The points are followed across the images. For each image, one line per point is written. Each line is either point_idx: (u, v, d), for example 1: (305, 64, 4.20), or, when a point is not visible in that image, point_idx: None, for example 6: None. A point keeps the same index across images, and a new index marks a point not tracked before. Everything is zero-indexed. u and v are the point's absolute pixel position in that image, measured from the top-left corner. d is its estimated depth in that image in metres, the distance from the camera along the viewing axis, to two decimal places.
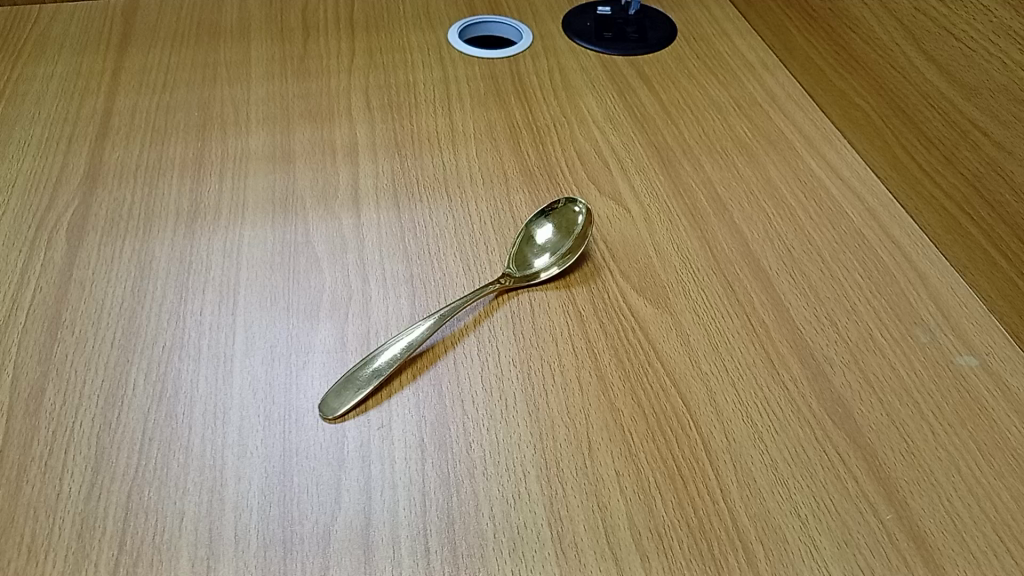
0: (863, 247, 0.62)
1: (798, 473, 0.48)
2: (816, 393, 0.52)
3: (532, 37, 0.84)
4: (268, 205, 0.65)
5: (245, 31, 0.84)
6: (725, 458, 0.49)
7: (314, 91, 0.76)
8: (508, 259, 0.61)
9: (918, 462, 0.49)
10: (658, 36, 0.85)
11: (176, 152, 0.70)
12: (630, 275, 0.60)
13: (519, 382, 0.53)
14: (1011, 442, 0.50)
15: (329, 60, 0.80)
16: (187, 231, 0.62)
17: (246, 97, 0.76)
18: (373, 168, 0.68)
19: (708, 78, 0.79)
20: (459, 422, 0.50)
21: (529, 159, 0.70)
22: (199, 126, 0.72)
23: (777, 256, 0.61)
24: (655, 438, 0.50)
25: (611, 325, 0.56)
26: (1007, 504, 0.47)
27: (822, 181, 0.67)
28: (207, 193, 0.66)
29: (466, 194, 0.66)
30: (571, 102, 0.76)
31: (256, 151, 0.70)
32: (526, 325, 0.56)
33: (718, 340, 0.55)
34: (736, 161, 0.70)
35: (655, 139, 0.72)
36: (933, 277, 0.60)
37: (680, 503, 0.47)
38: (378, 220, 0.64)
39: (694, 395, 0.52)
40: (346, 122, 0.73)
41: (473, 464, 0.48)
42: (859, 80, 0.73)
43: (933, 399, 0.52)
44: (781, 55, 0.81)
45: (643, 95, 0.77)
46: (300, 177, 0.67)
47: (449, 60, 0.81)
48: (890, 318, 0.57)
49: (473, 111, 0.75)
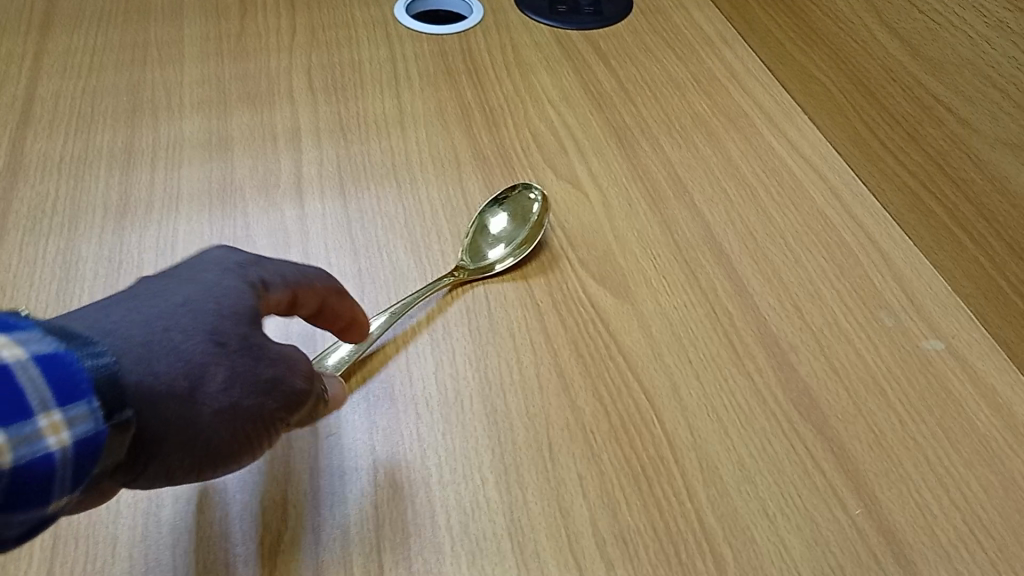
0: (826, 229, 0.60)
1: (765, 468, 0.47)
2: (782, 384, 0.51)
3: (483, 11, 0.81)
4: (205, 196, 0.61)
5: (178, 8, 0.79)
6: (690, 456, 0.47)
7: (252, 71, 0.72)
8: (461, 250, 0.58)
9: (887, 454, 0.47)
10: (613, 9, 0.81)
11: (103, 141, 0.65)
12: (590, 263, 0.58)
13: (475, 380, 0.50)
14: (979, 428, 0.49)
15: (268, 37, 0.76)
16: (116, 228, 0.58)
17: (180, 79, 0.71)
18: (317, 154, 0.65)
19: (666, 53, 0.76)
20: (412, 426, 0.48)
21: (482, 142, 0.67)
22: (128, 112, 0.68)
23: (740, 240, 0.59)
24: (618, 438, 0.48)
25: (570, 317, 0.54)
26: (976, 495, 0.46)
27: (783, 160, 0.65)
28: (138, 186, 0.62)
29: (417, 181, 0.63)
30: (524, 80, 0.73)
31: (191, 138, 0.66)
32: (481, 320, 0.54)
33: (681, 330, 0.53)
34: (696, 140, 0.67)
35: (612, 118, 0.69)
36: (897, 259, 0.58)
37: (645, 507, 0.45)
38: (323, 211, 0.60)
39: (658, 390, 0.50)
40: (288, 105, 0.69)
41: (428, 472, 0.46)
42: (817, 52, 0.69)
43: (901, 386, 0.51)
44: (740, 28, 0.78)
45: (599, 71, 0.74)
46: (239, 165, 0.64)
47: (396, 37, 0.77)
48: (854, 302, 0.55)
49: (423, 91, 0.71)
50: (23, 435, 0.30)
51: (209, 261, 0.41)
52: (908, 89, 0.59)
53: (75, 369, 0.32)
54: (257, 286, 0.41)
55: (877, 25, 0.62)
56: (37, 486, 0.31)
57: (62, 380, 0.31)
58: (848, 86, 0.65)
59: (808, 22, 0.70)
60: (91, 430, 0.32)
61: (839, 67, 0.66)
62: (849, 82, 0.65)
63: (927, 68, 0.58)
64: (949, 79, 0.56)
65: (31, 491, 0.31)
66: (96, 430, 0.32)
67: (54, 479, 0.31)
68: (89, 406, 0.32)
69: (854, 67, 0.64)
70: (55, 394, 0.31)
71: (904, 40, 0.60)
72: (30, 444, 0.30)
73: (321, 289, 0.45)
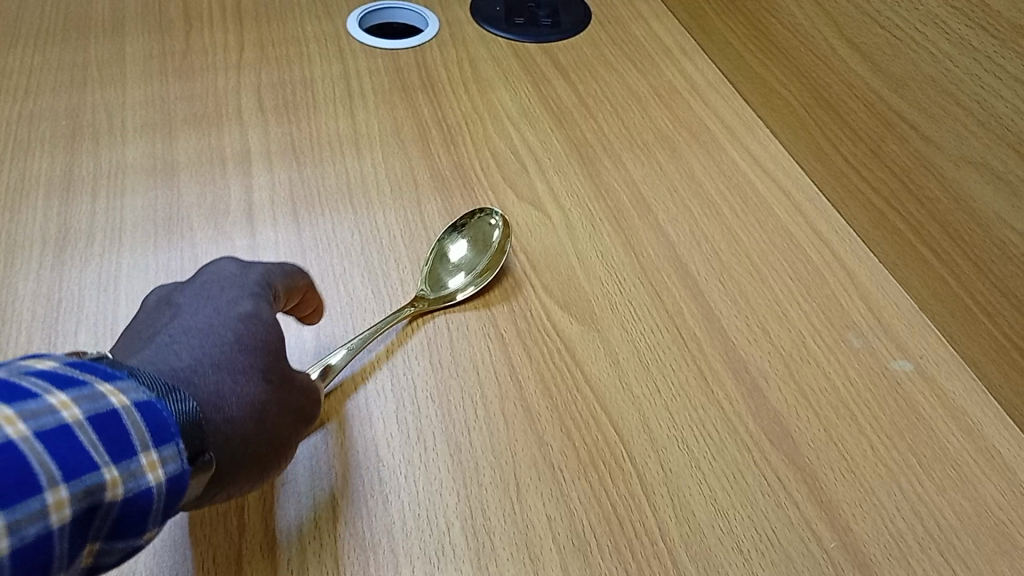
0: (791, 246, 0.59)
1: (738, 502, 0.45)
2: (752, 411, 0.50)
3: (439, 24, 0.79)
4: (149, 226, 0.58)
5: (119, 24, 0.76)
6: (661, 493, 0.46)
7: (198, 91, 0.69)
8: (418, 279, 0.56)
9: (860, 482, 0.47)
10: (571, 20, 0.80)
11: (40, 169, 0.62)
12: (554, 289, 0.56)
13: (438, 418, 0.48)
14: (950, 452, 0.48)
15: (215, 55, 0.73)
16: (54, 263, 0.55)
17: (122, 100, 0.68)
18: (269, 178, 0.62)
19: (626, 66, 0.75)
20: (374, 470, 0.46)
21: (440, 162, 0.65)
22: (67, 137, 0.64)
23: (705, 260, 0.58)
24: (587, 474, 0.46)
25: (535, 346, 0.52)
26: (950, 522, 0.45)
27: (746, 175, 0.65)
28: (78, 217, 0.59)
29: (373, 204, 0.61)
30: (482, 96, 0.71)
31: (134, 164, 0.63)
32: (444, 353, 0.52)
33: (648, 357, 0.52)
34: (658, 157, 0.66)
35: (573, 135, 0.68)
36: (863, 276, 0.57)
37: (616, 548, 0.43)
38: (275, 239, 0.58)
39: (626, 422, 0.49)
40: (236, 127, 0.66)
41: (391, 520, 0.44)
42: (778, 66, 0.68)
43: (871, 410, 0.50)
44: (699, 39, 0.77)
45: (559, 85, 0.73)
46: (185, 192, 0.61)
47: (349, 52, 0.75)
48: (822, 323, 0.55)
49: (378, 109, 0.69)
50: (129, 471, 0.32)
51: (227, 279, 0.44)
52: (868, 103, 0.58)
53: (166, 415, 0.34)
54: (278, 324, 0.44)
55: (838, 39, 0.62)
56: (134, 521, 0.32)
57: (157, 423, 0.34)
58: (809, 99, 0.64)
59: (767, 35, 0.69)
60: (179, 469, 0.34)
61: (798, 80, 0.65)
62: (810, 95, 0.64)
63: (888, 85, 0.57)
64: (912, 96, 0.56)
65: (128, 524, 0.32)
66: (183, 471, 0.34)
67: (150, 515, 0.33)
68: (177, 447, 0.34)
69: (815, 80, 0.63)
70: (153, 435, 0.33)
71: (868, 57, 0.59)
72: (134, 480, 0.32)
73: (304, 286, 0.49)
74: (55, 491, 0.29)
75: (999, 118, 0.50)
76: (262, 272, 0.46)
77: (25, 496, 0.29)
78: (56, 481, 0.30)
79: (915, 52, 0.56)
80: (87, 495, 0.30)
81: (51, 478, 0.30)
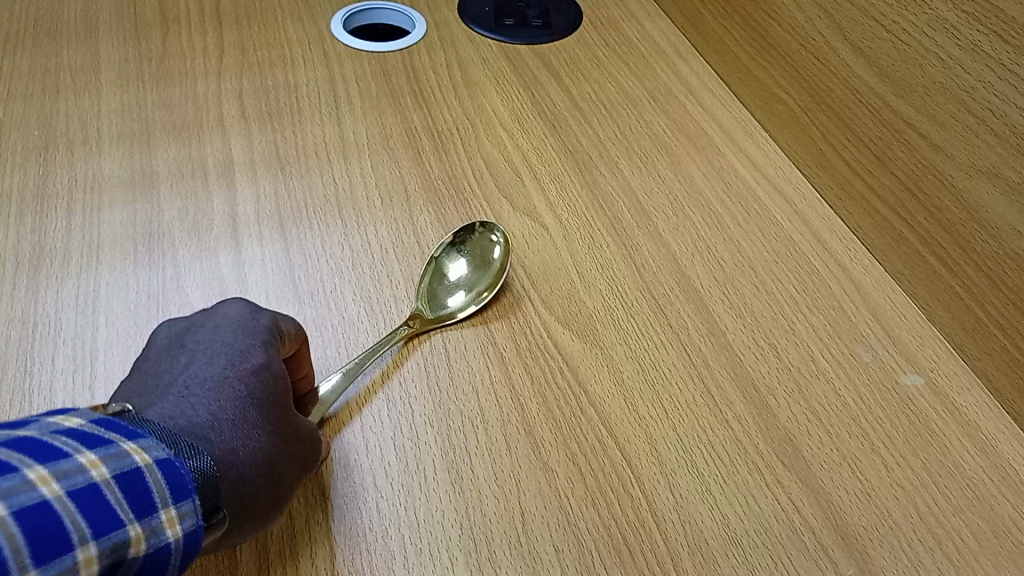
0: (795, 256, 0.58)
1: (751, 529, 0.44)
2: (762, 431, 0.48)
3: (426, 25, 0.76)
4: (128, 243, 0.55)
5: (93, 28, 0.73)
6: (672, 519, 0.44)
7: (177, 98, 0.66)
8: (414, 292, 0.54)
9: (875, 504, 0.45)
10: (563, 21, 0.78)
11: (12, 182, 0.59)
12: (554, 304, 0.54)
13: (438, 445, 0.46)
14: (965, 471, 0.47)
15: (193, 59, 0.70)
16: (28, 283, 0.53)
17: (97, 108, 0.65)
18: (253, 190, 0.60)
19: (620, 68, 0.73)
20: (372, 503, 0.44)
21: (432, 171, 0.62)
22: (39, 148, 0.62)
23: (708, 272, 0.57)
24: (595, 502, 0.44)
25: (536, 366, 0.51)
26: (969, 545, 0.44)
27: (745, 181, 0.63)
28: (53, 233, 0.56)
29: (364, 217, 0.59)
30: (473, 101, 0.69)
31: (112, 177, 0.60)
32: (442, 376, 0.50)
33: (654, 376, 0.50)
34: (656, 163, 0.64)
35: (568, 142, 0.66)
36: (870, 287, 0.56)
37: None
38: (262, 254, 0.55)
39: (633, 445, 0.47)
40: (218, 136, 0.64)
41: (391, 555, 0.42)
42: (778, 70, 0.66)
43: (883, 428, 0.49)
44: (694, 40, 0.76)
45: (552, 89, 0.70)
46: (165, 205, 0.58)
47: (334, 55, 0.72)
48: (830, 337, 0.53)
49: (365, 116, 0.67)
50: (150, 527, 0.32)
51: (236, 326, 0.44)
52: (875, 110, 0.57)
53: (184, 473, 0.34)
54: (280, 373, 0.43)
55: (840, 43, 0.60)
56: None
57: (176, 481, 0.33)
58: (810, 104, 0.63)
59: (765, 36, 0.67)
60: (195, 525, 0.34)
61: (798, 85, 0.64)
62: (812, 100, 0.62)
63: (895, 91, 0.55)
64: (920, 102, 0.54)
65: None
66: (199, 526, 0.34)
67: (167, 571, 0.33)
68: (194, 503, 0.34)
69: (816, 85, 0.62)
70: (173, 492, 0.33)
71: (872, 61, 0.57)
72: (154, 535, 0.32)
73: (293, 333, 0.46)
74: (87, 547, 0.29)
75: (1012, 127, 0.48)
76: (269, 316, 0.45)
77: (57, 555, 0.29)
78: (87, 538, 0.30)
79: (923, 57, 0.54)
80: (113, 551, 0.30)
81: (83, 534, 0.30)
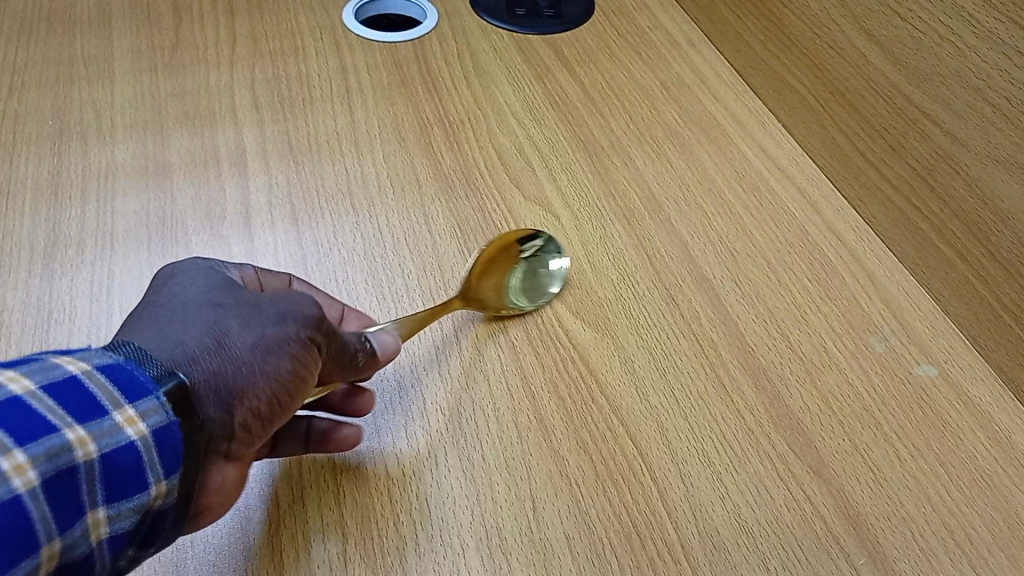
0: (808, 246, 0.57)
1: (763, 518, 0.44)
2: (774, 421, 0.48)
3: (438, 15, 0.76)
4: (143, 231, 0.56)
5: (106, 18, 0.73)
6: (683, 508, 0.44)
7: (190, 88, 0.67)
8: (495, 283, 0.54)
9: (887, 494, 0.45)
10: (575, 11, 0.77)
11: (28, 171, 0.59)
12: (565, 293, 0.54)
13: (449, 431, 0.47)
14: (978, 461, 0.47)
15: (206, 49, 0.70)
16: (44, 270, 0.53)
17: (110, 97, 0.65)
18: (265, 179, 0.60)
19: (632, 58, 0.73)
20: (383, 489, 0.44)
21: (443, 160, 0.62)
22: (54, 137, 0.62)
23: (720, 261, 0.56)
24: (605, 490, 0.44)
25: (547, 355, 0.51)
26: (982, 536, 0.44)
27: (759, 172, 0.62)
28: (68, 221, 0.56)
29: (375, 206, 0.59)
30: (485, 91, 0.69)
31: (126, 166, 0.60)
32: (453, 363, 0.50)
33: (665, 365, 0.50)
34: (668, 153, 0.64)
35: (580, 131, 0.65)
36: (883, 277, 0.55)
37: (639, 568, 0.42)
38: (274, 242, 0.56)
39: (645, 434, 0.47)
40: (231, 125, 0.64)
41: (402, 540, 0.42)
42: (793, 58, 0.67)
43: (896, 418, 0.48)
44: (706, 29, 0.75)
45: (564, 79, 0.70)
46: (179, 194, 0.58)
47: (345, 45, 0.72)
48: (842, 327, 0.53)
49: (377, 105, 0.67)
50: (102, 429, 0.32)
51: (174, 269, 0.41)
52: (890, 99, 0.60)
53: (136, 372, 0.34)
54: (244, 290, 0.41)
55: None
56: (130, 479, 0.33)
57: (128, 381, 0.34)
58: (826, 94, 0.63)
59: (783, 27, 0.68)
60: (163, 421, 0.34)
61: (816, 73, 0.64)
62: (827, 91, 0.63)
63: (912, 79, 0.60)
64: None
65: (125, 483, 0.33)
66: (168, 421, 0.34)
67: (143, 471, 0.33)
68: (156, 399, 0.34)
69: None
70: (125, 393, 0.33)
71: None
72: (109, 437, 0.32)
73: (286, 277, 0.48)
74: (14, 455, 0.30)
75: None
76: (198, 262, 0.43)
77: None
78: (15, 445, 0.30)
79: (939, 47, 0.60)
80: (51, 458, 0.31)
81: (6, 445, 0.30)
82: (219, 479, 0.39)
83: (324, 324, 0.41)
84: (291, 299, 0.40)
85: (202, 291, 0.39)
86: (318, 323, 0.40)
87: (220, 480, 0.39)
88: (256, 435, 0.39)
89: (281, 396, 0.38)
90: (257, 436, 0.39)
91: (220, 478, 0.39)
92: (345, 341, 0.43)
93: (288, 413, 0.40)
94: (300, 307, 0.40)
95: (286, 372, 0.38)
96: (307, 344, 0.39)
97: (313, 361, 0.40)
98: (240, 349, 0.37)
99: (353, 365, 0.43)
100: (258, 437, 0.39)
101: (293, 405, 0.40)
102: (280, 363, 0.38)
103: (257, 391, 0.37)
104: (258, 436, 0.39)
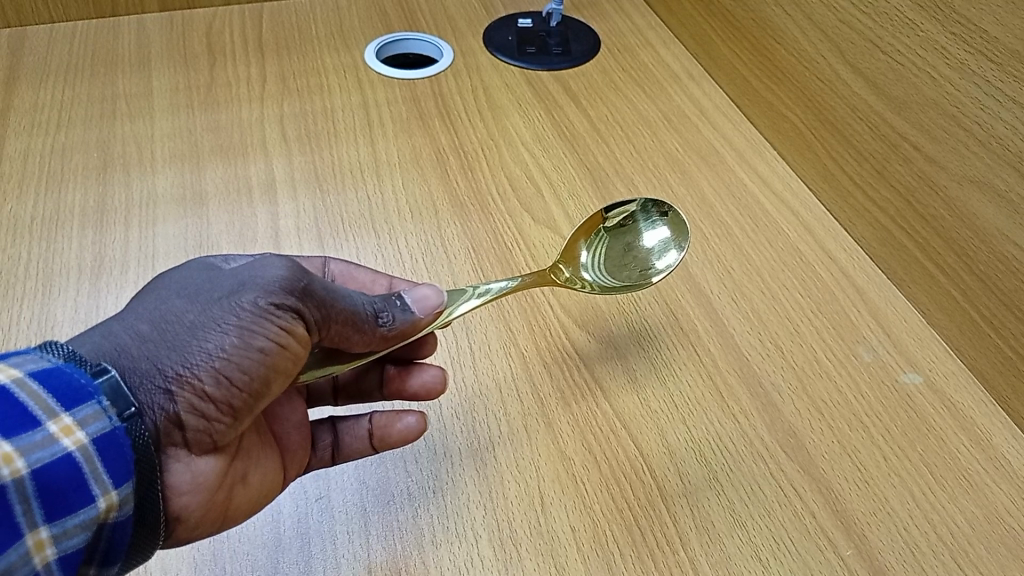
0: (800, 264, 0.61)
1: (755, 513, 0.47)
2: (767, 425, 0.51)
3: (453, 53, 0.81)
4: (181, 254, 0.60)
5: (144, 58, 0.78)
6: (682, 504, 0.47)
7: (223, 123, 0.72)
8: (587, 263, 0.57)
9: (873, 491, 0.48)
10: (581, 48, 0.82)
11: (75, 200, 0.64)
12: (572, 309, 0.58)
13: (463, 435, 0.50)
14: (961, 462, 0.50)
15: (238, 86, 0.75)
16: (91, 289, 0.58)
17: (150, 132, 0.71)
18: (293, 206, 0.65)
19: (635, 92, 0.77)
20: (403, 486, 0.48)
21: (458, 188, 0.67)
22: (99, 168, 0.67)
23: (718, 278, 0.60)
24: (609, 487, 0.48)
25: (556, 365, 0.54)
26: (963, 531, 0.46)
27: (755, 197, 0.67)
28: (113, 244, 0.61)
29: (395, 229, 0.63)
30: (497, 123, 0.73)
31: (165, 194, 0.65)
32: (467, 373, 0.54)
33: (665, 373, 0.54)
34: (670, 180, 0.68)
35: (586, 159, 0.70)
36: (872, 293, 0.60)
37: (639, 557, 0.45)
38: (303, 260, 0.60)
39: (645, 437, 0.50)
40: (262, 157, 0.69)
41: (421, 532, 0.46)
42: (785, 92, 0.70)
43: (882, 421, 0.52)
44: (706, 65, 0.80)
45: (571, 111, 0.75)
46: (214, 220, 0.63)
47: (367, 82, 0.77)
48: (833, 338, 0.56)
49: (397, 137, 0.71)
50: (35, 442, 0.34)
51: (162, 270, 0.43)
52: (872, 125, 0.61)
53: (75, 375, 0.36)
54: (208, 272, 0.41)
55: (841, 64, 0.64)
56: (73, 490, 0.35)
57: (65, 387, 0.35)
58: (816, 124, 0.66)
59: (772, 61, 0.71)
60: (105, 427, 0.35)
61: (803, 104, 0.68)
62: (817, 121, 0.66)
63: (891, 107, 0.59)
64: (914, 117, 0.58)
65: (67, 497, 0.34)
66: (109, 427, 0.35)
67: (86, 482, 0.35)
68: (99, 405, 0.35)
69: (819, 104, 0.66)
70: (61, 401, 0.35)
71: (871, 81, 0.61)
72: (44, 449, 0.34)
73: (320, 261, 0.54)
74: None
75: (998, 139, 0.52)
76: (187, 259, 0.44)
77: None
78: None
79: (916, 75, 0.58)
80: None
81: None
82: (189, 475, 0.40)
83: (295, 287, 0.40)
84: (257, 268, 0.40)
85: (175, 275, 0.41)
86: (281, 289, 0.39)
87: (191, 477, 0.40)
88: (216, 419, 0.39)
89: (231, 374, 0.38)
90: (220, 422, 0.39)
91: (192, 472, 0.40)
92: (354, 305, 0.43)
93: (253, 392, 0.39)
94: (265, 275, 0.40)
95: (231, 346, 0.38)
96: (265, 314, 0.39)
97: (272, 332, 0.39)
98: (180, 331, 0.38)
99: (371, 329, 0.44)
100: (222, 423, 0.39)
101: (258, 382, 0.39)
102: (225, 338, 0.38)
103: (199, 372, 0.37)
104: (221, 421, 0.39)
